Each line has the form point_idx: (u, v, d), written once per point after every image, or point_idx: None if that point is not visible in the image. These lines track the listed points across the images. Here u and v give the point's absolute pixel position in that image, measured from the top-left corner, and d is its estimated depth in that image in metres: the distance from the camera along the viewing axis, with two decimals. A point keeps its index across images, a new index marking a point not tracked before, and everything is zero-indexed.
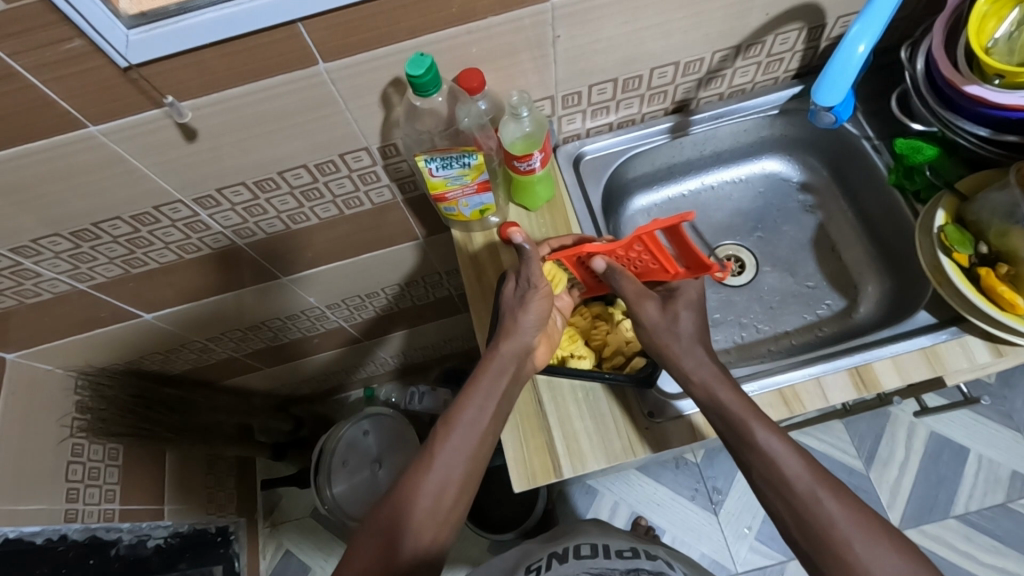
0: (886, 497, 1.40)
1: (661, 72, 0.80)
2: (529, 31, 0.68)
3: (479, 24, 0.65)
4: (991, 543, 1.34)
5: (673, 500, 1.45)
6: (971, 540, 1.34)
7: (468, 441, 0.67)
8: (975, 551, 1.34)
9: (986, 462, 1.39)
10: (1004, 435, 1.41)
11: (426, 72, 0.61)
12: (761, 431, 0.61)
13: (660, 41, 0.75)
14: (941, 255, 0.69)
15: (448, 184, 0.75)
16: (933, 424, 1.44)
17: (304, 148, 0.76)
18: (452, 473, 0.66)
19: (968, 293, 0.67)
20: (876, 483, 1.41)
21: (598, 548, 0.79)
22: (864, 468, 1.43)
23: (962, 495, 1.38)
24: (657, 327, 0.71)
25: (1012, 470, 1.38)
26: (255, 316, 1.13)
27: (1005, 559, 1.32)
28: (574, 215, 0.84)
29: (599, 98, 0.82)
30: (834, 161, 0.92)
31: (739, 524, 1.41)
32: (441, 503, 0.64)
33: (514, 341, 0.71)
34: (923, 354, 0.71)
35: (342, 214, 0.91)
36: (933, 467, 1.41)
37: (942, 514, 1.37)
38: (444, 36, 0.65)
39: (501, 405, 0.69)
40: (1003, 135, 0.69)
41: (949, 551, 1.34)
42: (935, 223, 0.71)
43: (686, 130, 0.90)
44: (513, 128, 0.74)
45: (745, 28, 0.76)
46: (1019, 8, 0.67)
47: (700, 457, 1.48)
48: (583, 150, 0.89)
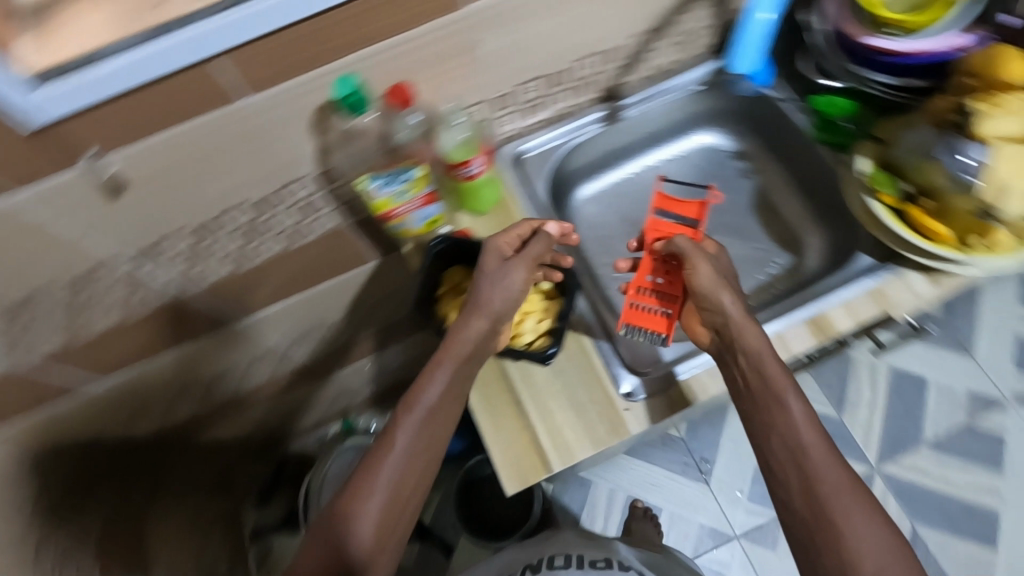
0: (862, 437, 1.51)
1: (585, 63, 0.83)
2: (452, 39, 0.68)
3: (401, 39, 0.64)
4: (958, 461, 1.48)
5: (666, 479, 1.47)
6: (941, 463, 1.48)
7: (397, 476, 0.62)
8: (946, 473, 1.47)
9: (944, 388, 1.53)
10: (955, 358, 1.55)
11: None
12: (796, 402, 0.62)
13: (580, 34, 0.77)
14: (869, 199, 0.73)
15: (393, 202, 0.74)
16: (892, 360, 1.56)
17: (238, 183, 0.74)
18: (380, 519, 0.60)
19: (897, 230, 0.71)
20: (849, 425, 1.52)
21: (573, 557, 0.85)
22: (837, 413, 1.53)
23: (928, 423, 1.51)
24: (712, 286, 0.69)
25: (966, 390, 1.52)
26: (217, 365, 1.09)
27: (973, 476, 1.47)
28: (523, 214, 0.85)
29: (530, 96, 0.84)
30: (760, 126, 0.95)
31: (731, 490, 1.44)
32: (369, 557, 0.59)
33: (483, 322, 0.68)
34: (871, 295, 0.75)
35: (290, 246, 0.89)
36: (899, 402, 1.53)
37: (914, 443, 1.50)
38: (367, 54, 0.64)
39: (436, 433, 0.65)
40: (910, 80, 0.75)
41: (924, 477, 1.47)
42: (859, 170, 0.75)
43: (618, 116, 0.92)
44: (451, 136, 0.76)
45: (658, 11, 0.79)
46: None
47: (684, 431, 1.51)
48: (522, 150, 0.90)
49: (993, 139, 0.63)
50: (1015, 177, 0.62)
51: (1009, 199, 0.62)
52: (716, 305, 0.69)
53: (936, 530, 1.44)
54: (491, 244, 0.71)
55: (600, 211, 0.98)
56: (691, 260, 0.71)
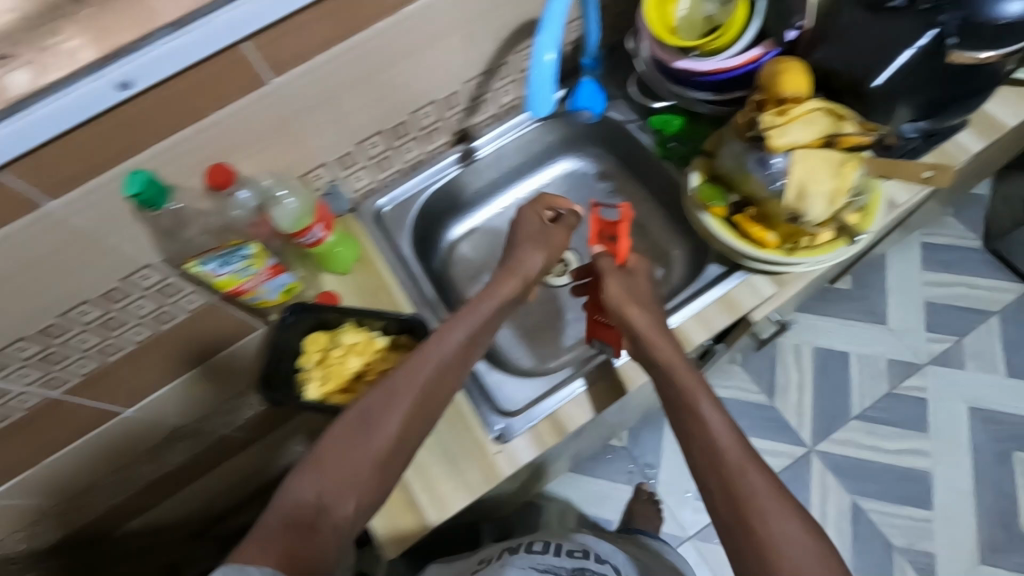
0: (795, 420, 1.55)
1: (424, 113, 0.84)
2: (265, 114, 0.68)
3: (208, 121, 0.65)
4: (890, 430, 1.52)
5: (614, 489, 1.49)
6: (874, 434, 1.52)
7: (404, 407, 0.61)
8: (879, 442, 1.51)
9: (865, 359, 1.58)
10: (872, 330, 1.60)
11: (143, 188, 0.57)
12: (713, 411, 0.64)
13: (407, 88, 0.78)
14: (700, 215, 0.75)
15: (238, 278, 0.73)
16: (816, 341, 1.61)
17: (76, 287, 0.72)
18: (388, 443, 0.60)
19: (728, 241, 0.73)
20: (782, 410, 1.56)
21: (552, 544, 0.80)
22: (769, 399, 1.57)
23: (855, 396, 1.55)
24: (621, 297, 0.72)
25: (888, 358, 1.57)
26: (119, 457, 1.06)
27: (907, 441, 1.51)
28: (385, 268, 0.85)
29: (375, 151, 0.85)
30: (614, 147, 0.97)
31: (681, 491, 1.46)
32: (364, 480, 0.58)
33: (513, 280, 0.73)
34: (720, 304, 0.77)
35: (158, 331, 0.88)
36: (825, 379, 1.58)
37: (845, 419, 1.54)
38: (172, 142, 0.63)
39: (456, 368, 0.66)
40: (725, 94, 0.77)
41: (860, 451, 1.51)
42: (691, 186, 0.77)
43: (472, 157, 0.93)
44: (280, 211, 0.74)
45: (483, 56, 0.82)
46: None
47: (627, 439, 1.53)
48: (381, 205, 0.89)
49: (789, 150, 0.65)
50: (812, 182, 0.64)
51: (812, 203, 0.65)
52: (622, 320, 0.71)
53: (877, 501, 1.47)
54: (530, 211, 0.77)
55: (476, 249, 0.99)
56: (603, 278, 0.74)
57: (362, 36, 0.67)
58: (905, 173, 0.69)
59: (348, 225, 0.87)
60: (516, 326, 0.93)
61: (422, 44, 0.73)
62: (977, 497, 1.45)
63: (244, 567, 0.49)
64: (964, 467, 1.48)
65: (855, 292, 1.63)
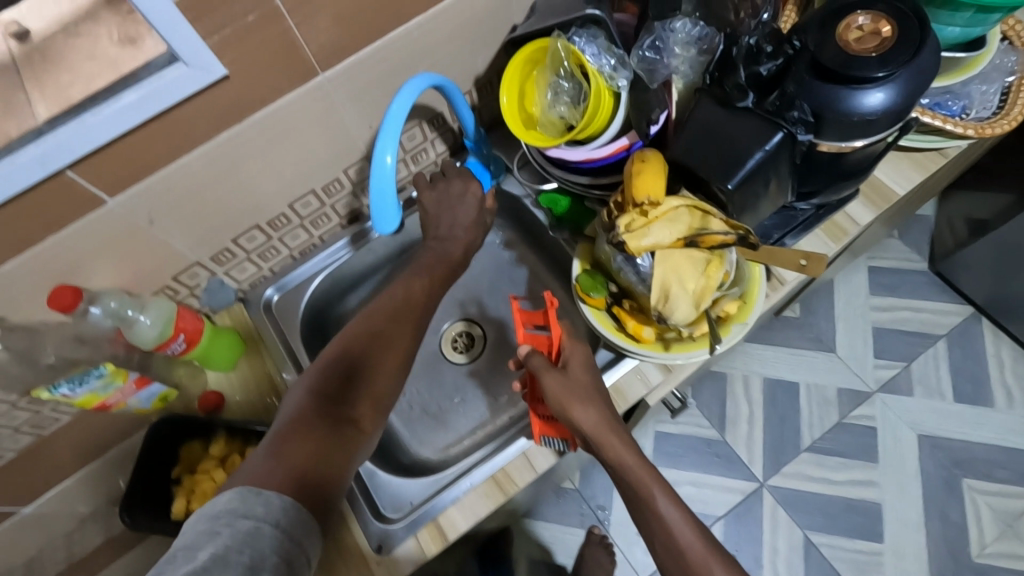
0: (746, 454, 1.50)
1: (304, 202, 0.82)
2: (113, 228, 0.65)
3: (44, 244, 0.61)
4: (838, 461, 1.47)
5: (564, 533, 1.47)
6: (822, 466, 1.47)
7: (406, 340, 0.67)
8: (828, 475, 1.46)
9: (813, 387, 1.54)
10: (821, 359, 1.55)
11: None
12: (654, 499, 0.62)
13: (276, 181, 0.75)
14: (581, 305, 0.73)
15: (99, 396, 0.70)
16: (763, 371, 1.56)
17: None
18: (369, 377, 0.63)
19: (608, 334, 0.71)
20: (733, 445, 1.51)
21: None
22: (719, 434, 1.52)
23: (804, 428, 1.50)
24: (562, 390, 0.66)
25: (836, 387, 1.53)
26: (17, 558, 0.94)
27: (855, 472, 1.45)
28: (274, 359, 0.83)
29: (255, 244, 0.82)
30: (515, 218, 0.94)
31: (629, 531, 1.44)
32: (358, 408, 0.61)
33: (409, 324, 0.68)
34: (608, 393, 0.75)
35: (41, 436, 0.82)
36: (775, 411, 1.53)
37: (795, 451, 1.49)
38: (7, 269, 0.60)
39: (422, 311, 0.71)
40: (602, 178, 0.74)
41: (808, 483, 1.46)
42: (573, 274, 0.75)
43: (367, 238, 0.90)
44: (137, 330, 0.72)
45: (360, 143, 0.79)
46: (547, 87, 0.71)
47: (577, 482, 1.50)
48: (270, 295, 0.87)
49: (651, 251, 0.63)
50: (675, 285, 0.62)
51: (676, 305, 0.63)
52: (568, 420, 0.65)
53: (827, 534, 1.41)
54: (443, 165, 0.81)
55: None
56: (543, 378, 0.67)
57: (208, 146, 0.65)
58: (782, 260, 0.68)
59: (236, 317, 0.85)
60: (416, 408, 0.90)
61: (282, 141, 0.71)
62: (928, 527, 1.40)
63: (261, 490, 0.50)
64: (912, 496, 1.42)
65: (800, 319, 1.59)
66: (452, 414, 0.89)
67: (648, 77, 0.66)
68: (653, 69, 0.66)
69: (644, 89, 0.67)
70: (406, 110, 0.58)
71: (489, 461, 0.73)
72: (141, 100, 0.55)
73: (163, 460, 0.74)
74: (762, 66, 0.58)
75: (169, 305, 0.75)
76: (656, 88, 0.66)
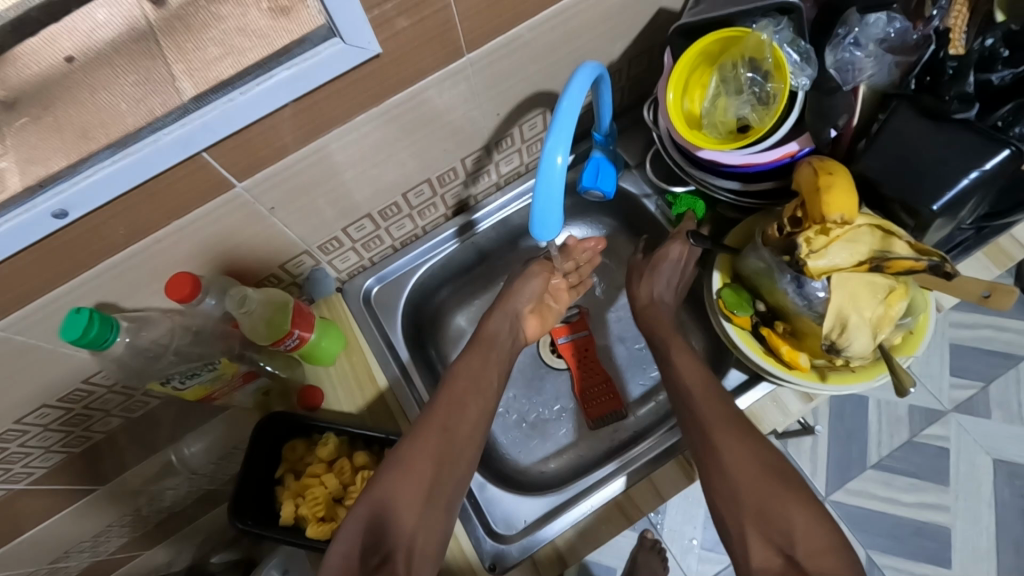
0: (809, 467, 1.34)
1: (416, 193, 0.76)
2: (237, 214, 0.61)
3: (179, 223, 0.57)
4: (908, 481, 1.30)
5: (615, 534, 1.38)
6: (890, 485, 1.30)
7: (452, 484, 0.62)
8: (896, 495, 1.30)
9: (884, 404, 1.35)
10: None
11: (88, 326, 0.50)
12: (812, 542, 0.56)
13: (396, 170, 0.70)
14: (724, 323, 0.66)
15: (208, 388, 0.67)
16: None
17: (17, 399, 0.62)
18: (412, 478, 0.60)
19: (755, 358, 0.65)
20: (796, 457, 1.35)
21: None
22: (781, 445, 1.36)
23: (872, 444, 1.33)
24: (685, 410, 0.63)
25: (908, 405, 1.35)
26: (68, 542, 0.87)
27: (925, 493, 1.29)
28: (373, 356, 0.78)
29: (361, 234, 0.77)
30: (625, 219, 0.88)
31: (685, 538, 1.36)
32: (403, 516, 0.59)
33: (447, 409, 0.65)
34: (741, 418, 0.70)
35: (128, 421, 0.77)
36: (841, 425, 1.36)
37: (860, 468, 1.32)
38: (138, 249, 0.56)
39: (476, 399, 0.68)
40: (755, 184, 0.66)
41: (875, 503, 1.30)
42: (712, 287, 0.68)
43: (472, 231, 0.85)
44: (249, 321, 0.65)
45: (485, 131, 0.73)
46: (714, 78, 0.65)
47: None
48: (370, 286, 0.82)
49: (826, 275, 0.56)
50: (853, 314, 0.56)
51: (853, 336, 0.57)
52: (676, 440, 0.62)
53: (893, 556, 1.27)
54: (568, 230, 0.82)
55: (474, 323, 0.91)
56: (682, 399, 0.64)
57: (342, 129, 0.60)
58: (961, 291, 0.61)
59: (333, 308, 0.80)
60: (513, 415, 0.85)
61: (413, 128, 0.66)
62: (999, 557, 1.24)
63: None
64: (985, 525, 1.26)
65: None
66: (549, 423, 0.84)
67: (838, 77, 0.59)
68: (847, 68, 0.59)
69: (832, 91, 0.58)
70: (579, 106, 0.52)
71: (603, 487, 0.69)
72: (290, 78, 0.50)
73: (265, 459, 0.70)
74: (994, 74, 0.54)
75: (284, 296, 0.69)
76: (846, 92, 0.59)
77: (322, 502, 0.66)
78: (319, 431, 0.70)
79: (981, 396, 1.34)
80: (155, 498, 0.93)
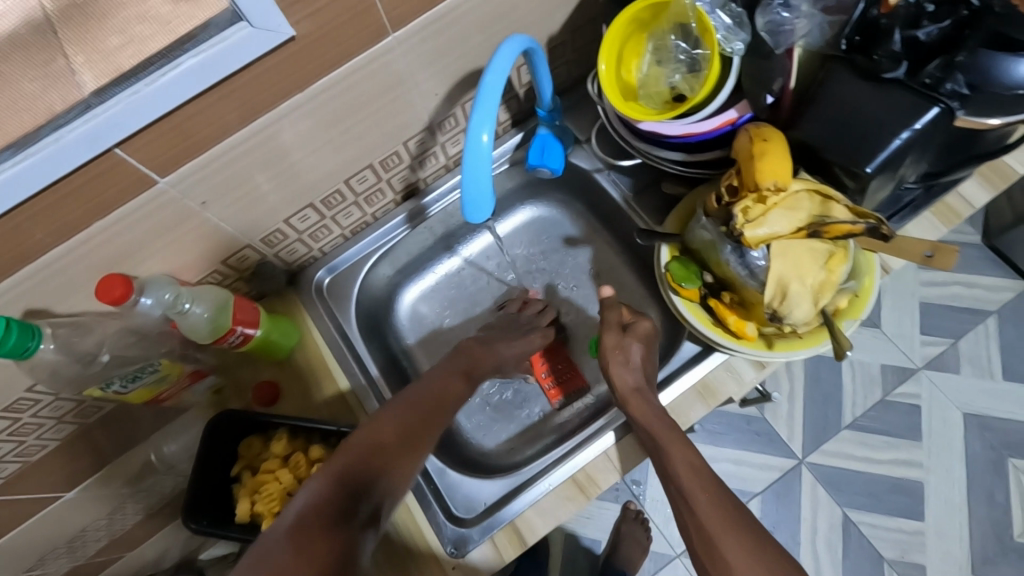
0: (785, 432, 1.36)
1: (360, 178, 0.74)
2: (165, 210, 0.59)
3: (105, 221, 0.55)
4: (881, 440, 1.32)
5: (598, 509, 1.36)
6: (865, 445, 1.33)
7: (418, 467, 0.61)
8: (871, 454, 1.32)
9: (856, 366, 1.37)
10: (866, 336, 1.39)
11: (6, 334, 0.49)
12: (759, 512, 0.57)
13: (335, 156, 0.68)
14: (672, 296, 0.66)
15: (153, 390, 0.67)
16: None
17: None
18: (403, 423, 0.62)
19: (704, 330, 0.64)
20: (772, 422, 1.36)
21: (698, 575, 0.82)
22: (757, 412, 1.38)
23: (845, 406, 1.35)
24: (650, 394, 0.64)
25: (880, 365, 1.37)
26: (26, 559, 0.84)
27: (897, 451, 1.31)
28: (327, 346, 0.77)
29: (307, 224, 0.75)
30: (581, 195, 0.87)
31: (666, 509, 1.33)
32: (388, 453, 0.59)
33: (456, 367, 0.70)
34: (697, 391, 0.70)
35: (81, 427, 0.75)
36: (815, 389, 1.37)
37: (835, 430, 1.34)
38: (62, 252, 0.54)
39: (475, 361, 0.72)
40: (698, 155, 0.66)
41: (850, 463, 1.32)
42: (661, 261, 0.68)
43: (423, 216, 0.84)
44: (189, 320, 0.65)
45: (424, 112, 0.72)
46: (649, 46, 0.65)
47: None
48: (322, 278, 0.81)
49: (766, 243, 0.56)
50: (794, 281, 0.56)
51: (794, 303, 0.57)
52: None
53: (870, 513, 1.29)
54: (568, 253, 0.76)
55: (433, 309, 0.90)
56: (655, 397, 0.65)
57: (269, 117, 0.58)
58: (904, 251, 0.60)
59: (286, 302, 0.79)
60: (476, 400, 0.85)
61: (342, 113, 0.64)
62: (972, 510, 1.27)
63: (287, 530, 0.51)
64: (956, 477, 1.29)
65: None
66: (513, 405, 0.84)
67: (771, 41, 0.58)
68: (780, 31, 0.57)
69: (766, 54, 0.59)
70: (502, 84, 0.51)
71: (555, 469, 0.68)
72: (199, 66, 0.48)
73: (220, 457, 0.70)
74: (922, 30, 0.52)
75: (225, 294, 0.68)
76: (780, 55, 0.58)
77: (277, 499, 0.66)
78: (274, 426, 0.70)
79: (949, 352, 1.36)
80: (127, 505, 0.90)
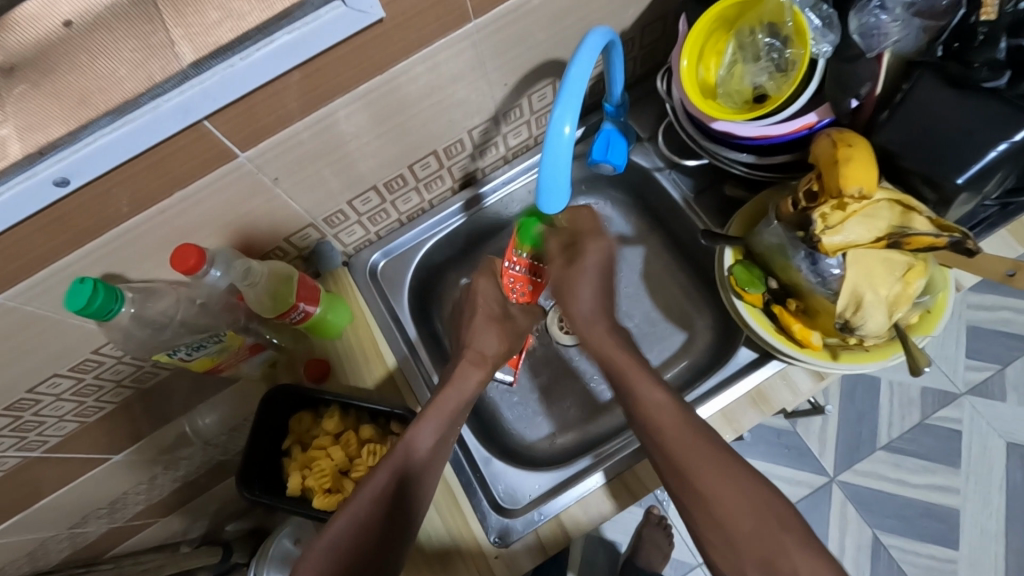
0: (818, 447, 1.33)
1: (422, 164, 0.75)
2: (240, 184, 0.60)
3: (186, 191, 0.56)
4: (918, 463, 1.29)
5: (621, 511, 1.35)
6: (900, 467, 1.29)
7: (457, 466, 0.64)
8: (906, 476, 1.29)
9: (897, 386, 1.34)
10: None
11: (93, 295, 0.51)
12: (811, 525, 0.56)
13: (400, 141, 0.69)
14: (734, 300, 0.65)
15: (213, 359, 0.68)
16: None
17: (23, 369, 0.62)
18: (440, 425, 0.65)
19: (766, 336, 0.63)
20: (806, 436, 1.34)
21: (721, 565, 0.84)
22: (791, 425, 1.35)
23: (883, 426, 1.32)
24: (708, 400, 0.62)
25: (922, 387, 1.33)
26: (71, 514, 0.87)
27: (934, 476, 1.28)
28: (379, 329, 0.78)
29: (368, 207, 0.76)
30: (637, 193, 0.86)
31: None
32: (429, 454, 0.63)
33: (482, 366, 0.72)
34: (750, 398, 0.69)
35: (137, 391, 0.77)
36: (852, 406, 1.34)
37: (870, 449, 1.31)
38: (143, 218, 0.56)
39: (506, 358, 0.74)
40: (770, 158, 0.64)
41: (883, 483, 1.29)
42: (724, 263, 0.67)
43: (479, 205, 0.84)
44: (254, 294, 0.66)
45: (492, 101, 0.72)
46: (731, 45, 0.64)
47: None
48: (376, 261, 0.82)
49: (842, 251, 0.55)
50: (868, 292, 0.54)
51: (867, 314, 0.55)
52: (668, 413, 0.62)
53: (901, 537, 1.26)
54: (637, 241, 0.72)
55: None
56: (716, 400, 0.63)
57: (345, 99, 0.58)
58: (983, 268, 0.59)
59: (340, 282, 0.80)
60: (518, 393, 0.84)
61: (415, 99, 0.64)
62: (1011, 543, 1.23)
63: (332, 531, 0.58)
64: (995, 508, 1.25)
65: None
66: (555, 400, 0.84)
67: (862, 44, 0.55)
68: (872, 34, 0.55)
69: (854, 57, 0.55)
70: (589, 77, 0.51)
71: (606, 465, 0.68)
72: (291, 44, 0.49)
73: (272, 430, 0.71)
74: None
75: (288, 270, 0.70)
76: (869, 59, 0.55)
77: (327, 475, 0.67)
78: (325, 404, 0.71)
79: (996, 379, 1.31)
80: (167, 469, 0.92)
